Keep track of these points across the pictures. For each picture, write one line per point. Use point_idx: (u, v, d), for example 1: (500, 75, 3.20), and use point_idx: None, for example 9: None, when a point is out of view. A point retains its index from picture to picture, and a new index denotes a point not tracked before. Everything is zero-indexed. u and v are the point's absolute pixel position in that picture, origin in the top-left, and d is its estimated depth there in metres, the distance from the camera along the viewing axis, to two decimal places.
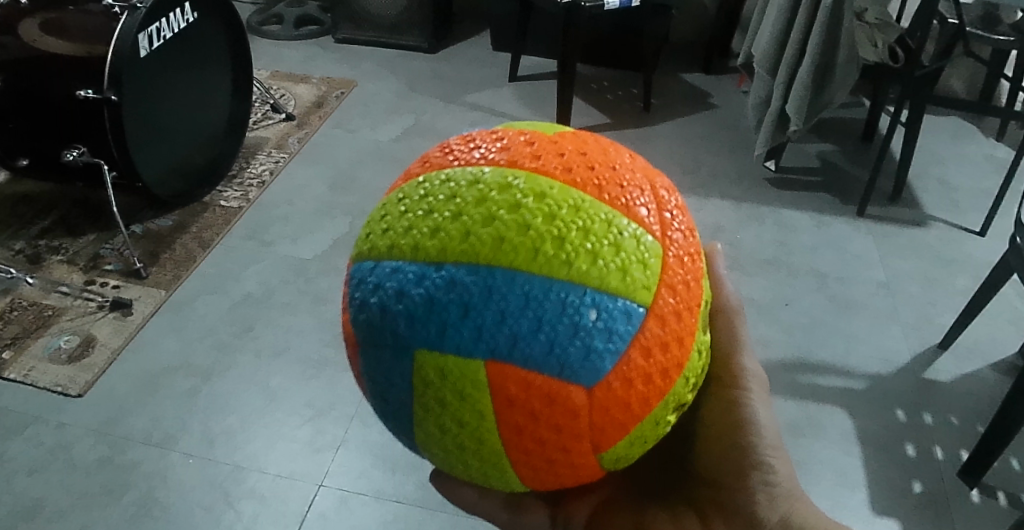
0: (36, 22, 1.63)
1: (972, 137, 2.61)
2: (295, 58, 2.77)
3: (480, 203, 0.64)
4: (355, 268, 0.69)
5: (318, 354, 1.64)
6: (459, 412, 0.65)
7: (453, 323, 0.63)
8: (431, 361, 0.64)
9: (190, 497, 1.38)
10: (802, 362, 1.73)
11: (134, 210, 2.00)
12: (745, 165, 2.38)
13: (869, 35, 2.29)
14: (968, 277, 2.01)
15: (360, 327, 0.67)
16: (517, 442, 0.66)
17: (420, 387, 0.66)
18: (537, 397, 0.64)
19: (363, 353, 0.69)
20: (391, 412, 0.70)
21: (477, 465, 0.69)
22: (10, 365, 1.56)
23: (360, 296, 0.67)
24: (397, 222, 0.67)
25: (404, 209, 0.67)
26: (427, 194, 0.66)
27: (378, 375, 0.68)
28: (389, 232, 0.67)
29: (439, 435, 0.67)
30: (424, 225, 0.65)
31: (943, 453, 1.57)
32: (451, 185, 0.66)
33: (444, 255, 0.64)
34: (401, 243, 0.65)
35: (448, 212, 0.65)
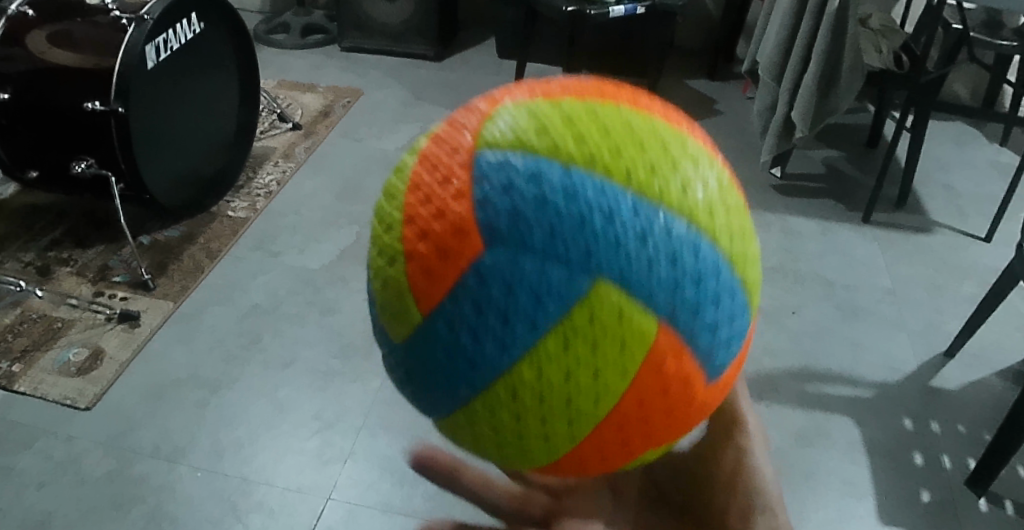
0: (43, 34, 1.64)
1: (976, 143, 2.61)
2: (302, 66, 2.78)
3: (697, 168, 0.59)
4: (521, 162, 0.56)
5: (326, 365, 1.64)
6: (603, 363, 0.56)
7: (652, 272, 0.56)
8: (608, 298, 0.55)
9: (198, 510, 1.39)
10: (809, 371, 1.73)
11: (142, 221, 2.00)
12: (751, 172, 2.38)
13: (874, 40, 2.28)
14: (974, 284, 2.00)
15: (522, 230, 0.55)
16: (628, 417, 0.58)
17: (577, 319, 0.55)
18: (677, 377, 0.58)
19: (500, 255, 0.55)
20: (488, 332, 0.55)
21: (554, 426, 0.57)
22: (20, 377, 1.57)
23: (539, 198, 0.55)
24: (600, 140, 0.57)
25: (606, 132, 0.58)
26: (638, 132, 0.59)
27: (519, 284, 0.55)
28: (597, 145, 0.57)
29: (549, 380, 0.56)
30: (638, 159, 0.57)
31: (950, 462, 1.56)
32: (656, 132, 0.60)
33: (660, 197, 0.57)
34: (616, 166, 0.56)
35: (662, 158, 0.58)
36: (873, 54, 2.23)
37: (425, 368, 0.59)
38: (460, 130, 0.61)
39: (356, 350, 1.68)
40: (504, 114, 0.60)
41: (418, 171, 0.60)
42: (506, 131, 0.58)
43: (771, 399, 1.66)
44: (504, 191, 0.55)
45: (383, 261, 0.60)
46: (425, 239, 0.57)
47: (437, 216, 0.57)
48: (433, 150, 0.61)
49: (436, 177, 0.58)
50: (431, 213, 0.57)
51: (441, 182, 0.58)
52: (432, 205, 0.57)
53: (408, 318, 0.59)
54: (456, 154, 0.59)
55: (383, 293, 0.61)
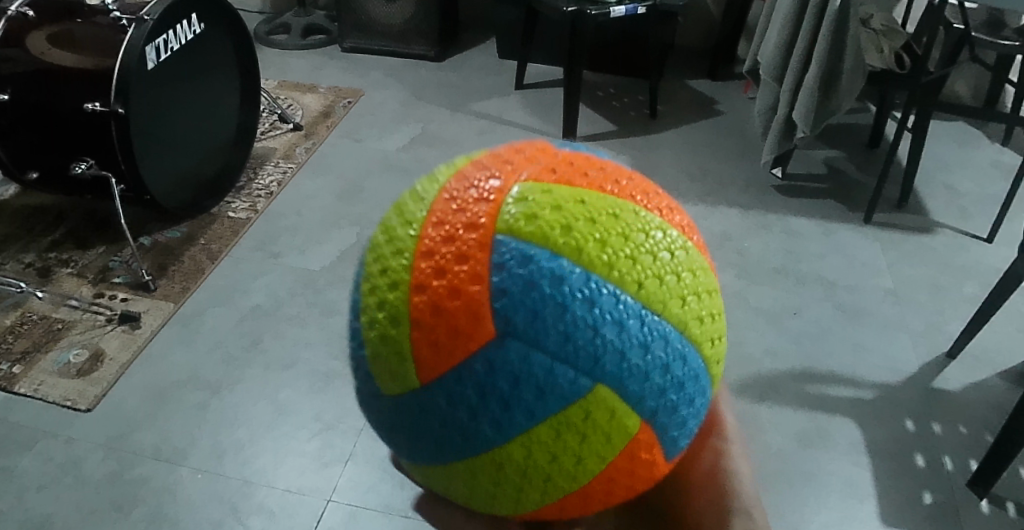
0: (43, 35, 1.64)
1: (978, 143, 2.60)
2: (302, 67, 2.78)
3: (694, 277, 0.63)
4: (539, 256, 0.58)
5: (327, 367, 1.64)
6: (587, 452, 0.59)
7: (646, 383, 0.59)
8: (603, 402, 0.58)
9: (199, 512, 1.39)
10: (810, 372, 1.73)
11: (143, 221, 2.00)
12: (752, 173, 2.38)
13: (875, 40, 2.27)
14: (975, 284, 2.00)
15: (535, 328, 0.57)
16: (597, 492, 0.62)
17: (574, 415, 0.58)
18: (649, 464, 0.63)
19: (511, 349, 0.57)
20: (486, 413, 0.58)
21: (529, 494, 0.61)
22: (20, 379, 1.57)
23: (555, 299, 0.57)
24: (617, 246, 0.59)
25: (622, 236, 0.60)
26: (649, 236, 0.61)
27: (526, 377, 0.57)
28: (613, 248, 0.59)
29: (535, 461, 0.59)
30: (648, 267, 0.60)
31: (952, 464, 1.56)
32: (665, 239, 0.62)
33: (663, 306, 0.60)
34: (627, 272, 0.59)
35: (668, 269, 0.61)
36: (874, 55, 2.22)
37: (416, 424, 0.62)
38: (475, 198, 0.61)
39: None
40: (521, 191, 0.61)
41: (430, 234, 0.60)
42: (527, 215, 0.59)
43: (772, 400, 1.65)
44: (522, 286, 0.57)
45: (383, 316, 0.60)
46: (436, 313, 0.58)
47: (451, 292, 0.57)
48: (447, 214, 0.60)
49: (451, 250, 0.58)
50: (444, 288, 0.58)
51: (456, 259, 0.58)
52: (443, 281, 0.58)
53: (405, 380, 0.60)
54: (471, 228, 0.59)
55: (378, 345, 0.61)
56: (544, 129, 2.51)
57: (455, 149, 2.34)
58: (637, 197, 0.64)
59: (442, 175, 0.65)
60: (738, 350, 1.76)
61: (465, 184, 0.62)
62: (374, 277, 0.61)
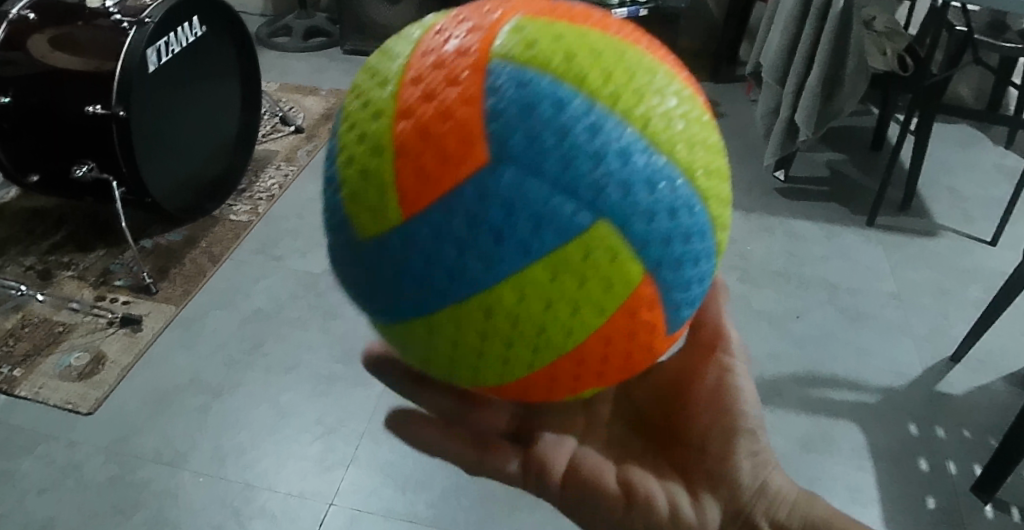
0: (45, 38, 1.63)
1: (981, 145, 2.60)
2: (304, 69, 2.78)
3: (698, 127, 0.67)
4: (536, 83, 0.62)
5: (329, 370, 1.64)
6: (581, 298, 0.62)
7: (648, 223, 0.63)
8: (601, 240, 0.61)
9: (200, 516, 1.38)
10: (813, 375, 1.72)
11: (144, 225, 2.00)
12: (755, 176, 2.38)
13: (876, 42, 2.24)
14: (979, 288, 1.99)
15: (530, 152, 0.61)
16: (590, 346, 0.65)
17: (569, 253, 0.61)
18: (647, 325, 0.66)
19: (506, 172, 0.60)
20: (475, 247, 0.61)
21: (523, 343, 0.64)
22: (21, 382, 1.56)
23: (554, 125, 0.61)
24: (616, 84, 0.63)
25: (622, 76, 0.64)
26: (650, 82, 0.65)
27: (523, 205, 0.60)
28: (614, 86, 0.63)
29: (528, 305, 0.62)
30: (648, 108, 0.64)
31: (956, 468, 1.55)
32: (665, 84, 0.66)
33: (664, 144, 0.64)
34: (629, 107, 0.63)
35: (669, 114, 0.65)
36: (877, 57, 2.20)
37: (405, 270, 0.64)
38: (470, 35, 0.65)
39: (358, 354, 1.67)
40: (518, 24, 0.65)
41: (421, 67, 0.64)
42: (527, 48, 0.64)
43: (775, 405, 1.65)
44: (519, 111, 0.61)
45: (367, 149, 0.64)
46: (426, 138, 0.62)
47: (443, 118, 0.62)
48: (442, 50, 0.65)
49: (442, 76, 0.63)
50: (434, 113, 0.62)
51: (450, 86, 0.62)
52: (436, 109, 0.62)
53: (388, 216, 0.63)
54: (467, 57, 0.64)
55: (358, 181, 0.65)
56: None
57: None
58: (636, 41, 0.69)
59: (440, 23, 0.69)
60: None
61: (458, 25, 0.67)
62: (361, 118, 0.66)
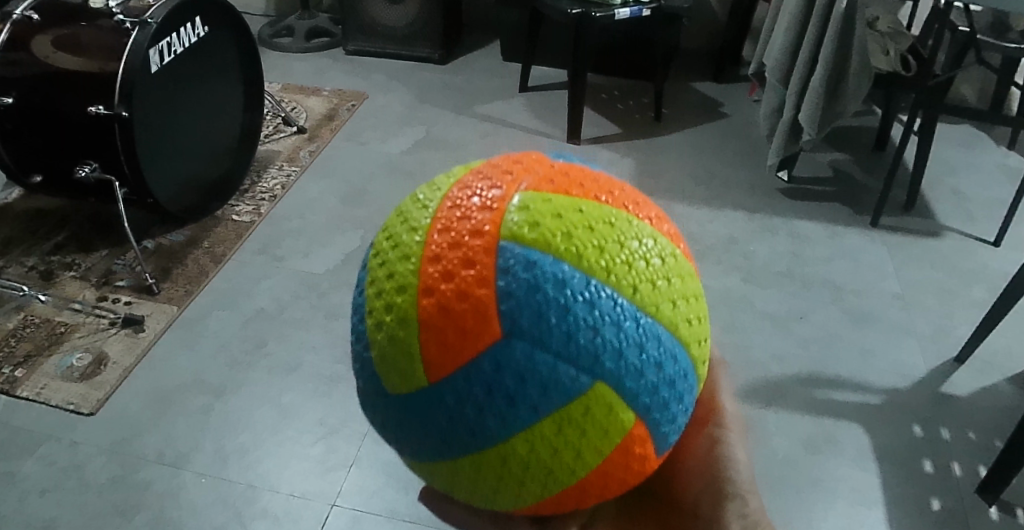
0: (48, 38, 1.64)
1: (985, 146, 2.59)
2: (306, 70, 2.78)
3: (682, 282, 0.66)
4: (543, 260, 0.60)
5: (331, 371, 1.63)
6: (586, 448, 0.62)
7: (643, 381, 0.62)
8: (600, 401, 0.61)
9: (202, 517, 1.38)
10: (818, 376, 1.71)
11: (145, 225, 2.00)
12: (757, 176, 2.37)
13: (881, 42, 2.23)
14: (983, 288, 1.98)
15: (537, 328, 0.59)
16: (594, 488, 0.64)
17: (576, 412, 0.60)
18: (643, 459, 0.66)
19: (518, 345, 0.59)
20: (493, 412, 0.60)
21: (530, 488, 0.63)
22: (23, 383, 1.56)
23: (557, 301, 0.59)
24: (614, 252, 0.62)
25: (618, 244, 0.63)
26: (642, 243, 0.64)
27: (531, 375, 0.59)
28: (609, 255, 0.62)
29: (538, 458, 0.61)
30: (644, 275, 0.63)
31: (961, 469, 1.55)
32: (656, 246, 0.65)
33: (657, 308, 0.63)
34: (624, 275, 0.61)
35: (662, 277, 0.64)
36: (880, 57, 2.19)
37: (421, 420, 0.63)
38: (477, 206, 0.63)
39: None
40: (522, 198, 0.63)
41: (433, 240, 0.62)
42: (531, 221, 0.61)
43: (779, 406, 1.64)
44: (527, 289, 0.59)
45: (389, 318, 0.62)
46: (444, 315, 0.60)
47: (458, 294, 0.59)
48: (451, 219, 0.62)
49: (446, 245, 0.61)
50: (452, 290, 0.60)
51: (463, 262, 0.60)
52: (450, 285, 0.60)
53: (413, 380, 0.62)
54: (476, 232, 0.61)
55: (385, 347, 0.63)
56: (548, 132, 2.51)
57: (459, 151, 2.34)
58: (628, 204, 0.67)
59: (440, 182, 0.67)
60: (745, 355, 1.75)
61: (465, 192, 0.64)
62: (378, 286, 0.63)
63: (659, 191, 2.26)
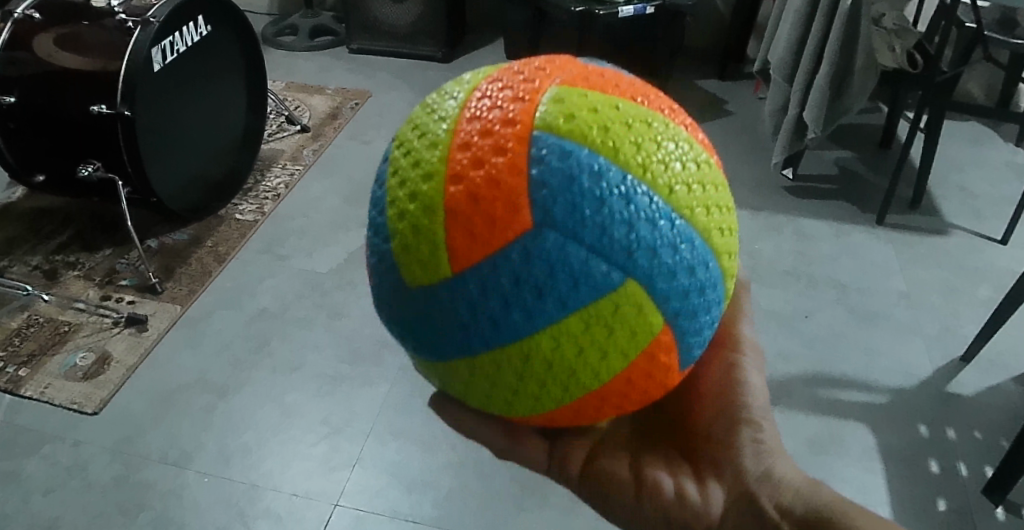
0: (49, 38, 1.64)
1: (991, 143, 2.57)
2: (310, 69, 2.78)
3: (713, 191, 0.72)
4: (578, 152, 0.66)
5: (334, 370, 1.63)
6: (611, 344, 0.67)
7: (674, 280, 0.68)
8: (631, 298, 0.66)
9: (205, 517, 1.38)
10: (823, 376, 1.71)
11: (150, 224, 2.00)
12: (763, 174, 2.36)
13: (887, 39, 2.24)
14: (990, 287, 1.97)
15: (569, 217, 0.65)
16: (614, 387, 0.69)
17: (605, 306, 0.66)
18: (665, 369, 0.71)
19: (551, 233, 0.64)
20: (521, 299, 0.65)
21: (553, 381, 0.68)
22: (26, 382, 1.56)
23: (593, 193, 0.65)
24: (648, 150, 0.68)
25: (654, 145, 0.68)
26: (672, 144, 0.70)
27: (563, 264, 0.65)
28: (642, 153, 0.67)
29: (563, 348, 0.67)
30: (676, 177, 0.68)
31: (967, 470, 1.54)
32: (688, 152, 0.71)
33: (686, 209, 0.69)
34: (658, 176, 0.67)
35: (693, 183, 0.70)
36: (885, 53, 2.19)
37: (444, 310, 0.68)
38: (513, 101, 0.68)
39: (364, 354, 1.66)
40: (558, 95, 0.68)
41: (464, 130, 0.67)
42: (566, 115, 0.67)
43: (784, 405, 1.64)
44: (563, 181, 0.65)
45: (415, 207, 0.67)
46: (475, 202, 0.65)
47: (490, 182, 0.65)
48: (490, 109, 0.68)
49: (486, 135, 0.67)
50: (484, 178, 0.65)
51: (498, 151, 0.66)
52: (484, 172, 0.65)
53: (437, 266, 0.67)
54: (515, 124, 0.67)
55: (409, 238, 0.68)
56: None
57: None
58: (662, 109, 0.73)
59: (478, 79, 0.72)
60: None
61: (500, 88, 0.70)
62: (407, 176, 0.69)
63: None
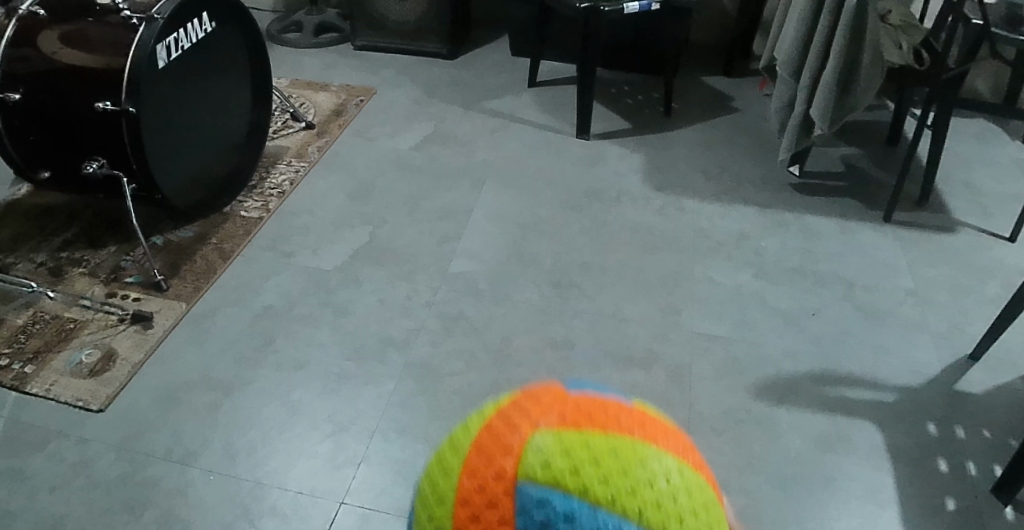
0: (55, 35, 1.64)
1: (999, 140, 2.56)
2: (315, 66, 2.77)
3: (699, 497, 0.59)
4: (554, 499, 0.56)
5: (339, 368, 1.63)
6: None
7: None
8: None
9: (211, 515, 1.37)
10: (831, 374, 1.70)
11: (155, 221, 1.99)
12: (768, 171, 2.35)
13: (892, 35, 2.19)
14: (998, 284, 1.96)
15: None
16: None
17: None
18: None
19: None
20: None
21: None
22: (32, 379, 1.56)
23: None
24: (626, 480, 0.57)
25: (629, 472, 0.57)
26: (649, 459, 0.58)
27: None
28: (621, 483, 0.56)
29: None
30: (656, 503, 0.56)
31: (976, 469, 1.52)
32: (669, 474, 0.58)
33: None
34: (636, 502, 0.56)
35: (679, 505, 0.57)
36: (891, 49, 2.15)
37: None
38: (501, 446, 0.60)
39: (369, 353, 1.66)
40: (539, 438, 0.59)
41: (460, 484, 0.60)
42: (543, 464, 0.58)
43: (791, 403, 1.62)
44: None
45: None
46: None
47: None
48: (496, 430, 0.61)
49: (469, 487, 0.59)
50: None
51: (486, 501, 0.58)
52: (478, 527, 0.58)
53: None
54: (500, 477, 0.58)
55: None
56: (558, 127, 2.48)
57: (468, 148, 2.34)
58: (648, 431, 0.61)
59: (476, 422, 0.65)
60: (756, 352, 1.73)
61: (485, 431, 0.62)
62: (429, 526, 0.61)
63: (668, 185, 2.25)
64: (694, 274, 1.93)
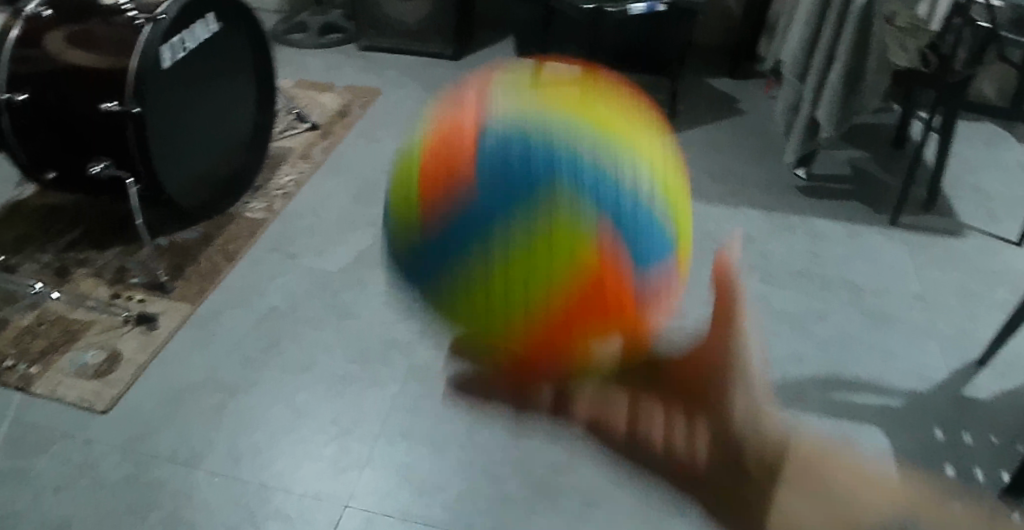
0: (61, 36, 1.64)
1: (1006, 144, 2.55)
2: (319, 67, 2.77)
3: (650, 155, 0.82)
4: (516, 126, 0.79)
5: (344, 370, 1.62)
6: (556, 265, 0.74)
7: (604, 202, 0.76)
8: (555, 204, 0.75)
9: (215, 517, 1.37)
10: (838, 378, 1.69)
11: (160, 222, 1.99)
12: (774, 174, 2.34)
13: (898, 39, 2.19)
14: (1005, 289, 1.95)
15: (512, 189, 0.75)
16: (574, 299, 0.75)
17: (540, 221, 0.74)
18: (616, 279, 0.76)
19: (497, 193, 0.76)
20: (490, 203, 0.75)
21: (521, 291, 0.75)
22: (37, 380, 1.56)
23: (523, 147, 0.77)
24: (564, 100, 0.82)
25: (568, 100, 0.82)
26: (610, 116, 0.82)
27: (499, 185, 0.76)
28: (573, 109, 0.81)
29: (519, 269, 0.75)
30: (581, 126, 0.79)
31: (983, 475, 1.51)
32: (605, 107, 0.83)
33: (604, 133, 0.80)
34: (590, 112, 0.81)
35: (604, 116, 0.82)
36: (898, 53, 2.15)
37: (428, 261, 0.80)
38: (473, 103, 0.84)
39: (374, 355, 1.66)
40: (498, 87, 0.85)
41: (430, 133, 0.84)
42: (516, 106, 0.81)
43: (797, 407, 1.62)
44: (498, 146, 0.78)
45: (406, 197, 0.83)
46: (436, 173, 0.80)
47: (448, 167, 0.79)
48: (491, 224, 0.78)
49: (449, 123, 0.82)
50: (440, 163, 0.80)
51: (455, 148, 0.79)
52: (438, 182, 0.80)
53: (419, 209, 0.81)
54: (462, 126, 0.81)
55: (402, 211, 0.83)
56: None
57: None
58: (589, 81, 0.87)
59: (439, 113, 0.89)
60: None
61: (459, 100, 0.86)
62: (398, 205, 0.84)
63: None
64: (700, 277, 1.93)
